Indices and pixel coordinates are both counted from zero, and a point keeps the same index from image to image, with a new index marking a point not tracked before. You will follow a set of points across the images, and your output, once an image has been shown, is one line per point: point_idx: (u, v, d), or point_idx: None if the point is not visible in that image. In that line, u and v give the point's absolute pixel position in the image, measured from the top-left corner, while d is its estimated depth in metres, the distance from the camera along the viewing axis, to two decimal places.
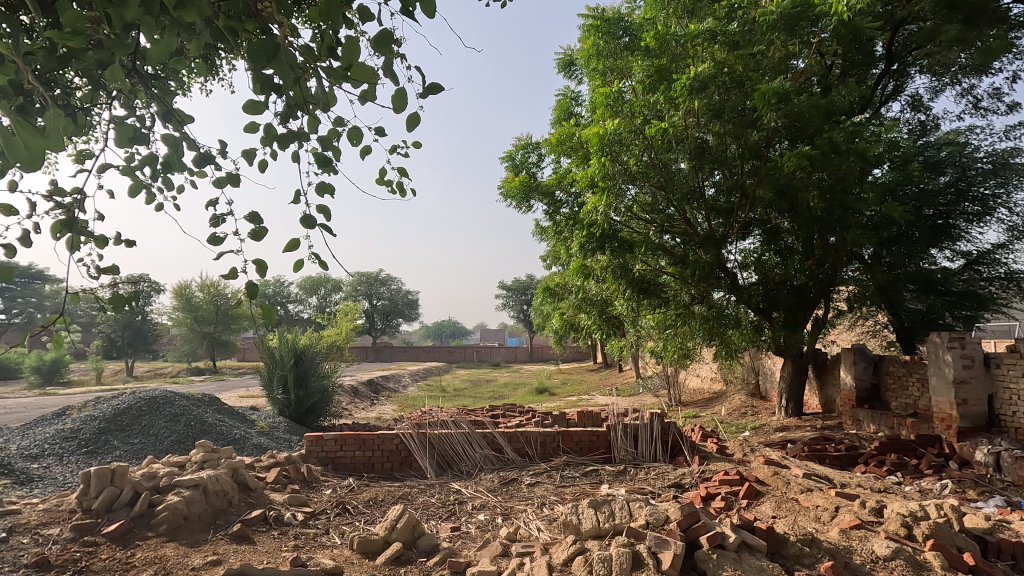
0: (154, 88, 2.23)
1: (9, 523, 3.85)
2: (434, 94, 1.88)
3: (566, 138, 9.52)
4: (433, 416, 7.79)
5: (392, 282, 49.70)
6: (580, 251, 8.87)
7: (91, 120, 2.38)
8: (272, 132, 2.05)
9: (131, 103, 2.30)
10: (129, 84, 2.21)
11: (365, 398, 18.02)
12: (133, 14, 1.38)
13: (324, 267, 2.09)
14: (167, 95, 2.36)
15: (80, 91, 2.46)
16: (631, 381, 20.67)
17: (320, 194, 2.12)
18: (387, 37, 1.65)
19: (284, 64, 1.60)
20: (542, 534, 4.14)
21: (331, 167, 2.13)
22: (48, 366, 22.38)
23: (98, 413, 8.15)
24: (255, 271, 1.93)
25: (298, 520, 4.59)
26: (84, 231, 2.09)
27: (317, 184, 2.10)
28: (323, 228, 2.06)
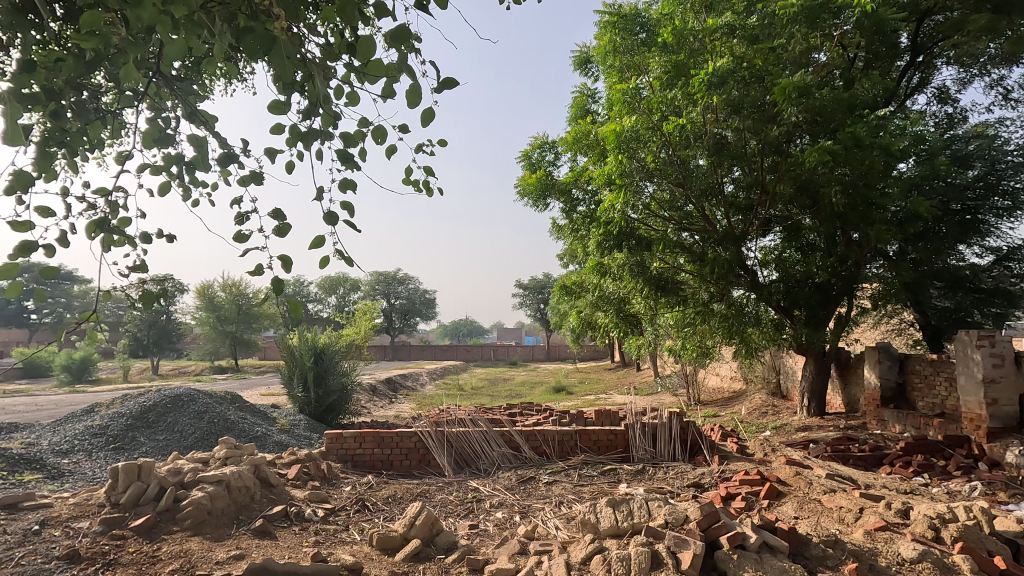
0: (179, 90, 2.28)
1: (42, 516, 3.96)
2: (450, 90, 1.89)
3: (582, 135, 9.51)
4: (451, 414, 7.83)
5: (410, 282, 50.02)
6: (597, 249, 8.83)
7: (121, 123, 2.44)
8: (295, 131, 2.08)
9: (159, 105, 2.35)
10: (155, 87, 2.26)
11: (384, 397, 18.16)
12: (149, 14, 1.41)
13: (348, 262, 2.11)
14: (192, 96, 2.41)
15: (110, 95, 2.53)
16: (649, 381, 20.53)
17: (343, 191, 2.14)
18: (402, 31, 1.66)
19: (284, 58, 1.61)
20: (560, 533, 4.14)
21: (353, 164, 2.15)
22: (77, 365, 22.96)
23: (126, 410, 8.36)
24: (281, 266, 1.97)
25: (319, 516, 4.65)
26: (118, 231, 2.15)
27: (339, 181, 2.12)
28: (346, 223, 2.08)
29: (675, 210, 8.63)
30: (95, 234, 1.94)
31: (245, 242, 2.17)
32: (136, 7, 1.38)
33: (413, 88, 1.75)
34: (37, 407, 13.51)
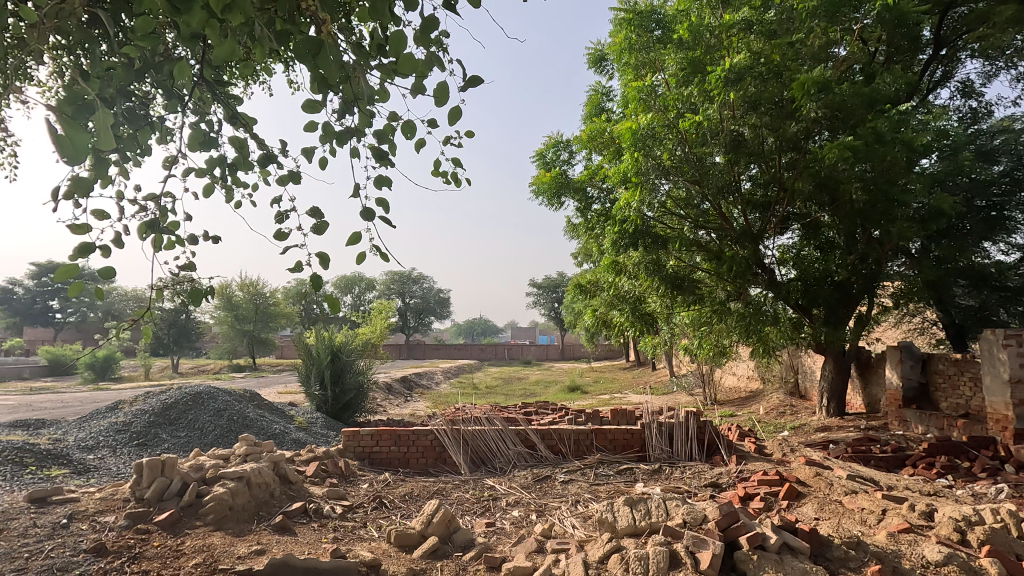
0: (221, 93, 2.33)
1: (69, 510, 4.06)
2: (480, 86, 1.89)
3: (597, 133, 9.50)
4: (467, 412, 7.87)
5: (425, 281, 50.28)
6: (612, 247, 8.80)
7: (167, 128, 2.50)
8: (329, 131, 2.09)
9: (202, 108, 2.40)
10: (199, 91, 2.32)
11: (399, 395, 18.28)
12: (197, 21, 1.42)
13: (384, 259, 2.13)
14: (232, 98, 2.45)
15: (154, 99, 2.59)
16: (665, 380, 20.40)
17: (378, 188, 2.15)
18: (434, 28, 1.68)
19: (330, 62, 1.64)
20: (577, 531, 4.14)
21: (387, 161, 2.16)
22: (100, 363, 23.51)
23: (148, 407, 8.53)
24: (319, 263, 2.00)
25: (337, 513, 4.70)
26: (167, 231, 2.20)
27: (374, 179, 2.12)
28: (383, 220, 2.08)
29: (691, 208, 8.55)
30: (148, 235, 1.98)
31: (286, 240, 2.20)
32: (186, 14, 1.41)
33: (444, 85, 1.76)
34: (63, 403, 13.86)
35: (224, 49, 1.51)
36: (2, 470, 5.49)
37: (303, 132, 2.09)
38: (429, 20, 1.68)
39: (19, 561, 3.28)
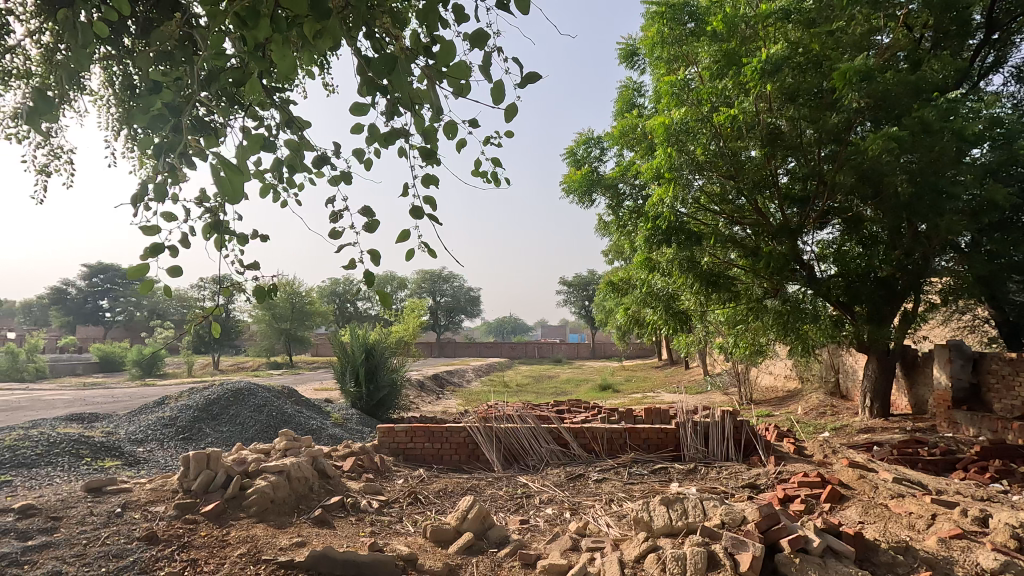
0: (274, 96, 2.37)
1: (122, 500, 4.25)
2: (532, 85, 1.87)
3: (629, 130, 9.44)
4: (499, 410, 7.91)
5: (455, 280, 50.68)
6: (645, 244, 8.70)
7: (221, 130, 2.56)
8: (378, 132, 2.09)
9: (254, 110, 2.45)
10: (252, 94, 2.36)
11: (431, 393, 18.49)
12: (266, 34, 1.45)
13: (434, 255, 2.14)
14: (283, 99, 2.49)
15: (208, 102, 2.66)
16: (699, 379, 20.05)
17: (426, 187, 2.15)
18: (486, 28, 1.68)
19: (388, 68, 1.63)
20: (612, 530, 4.11)
21: (435, 160, 2.15)
22: (147, 360, 24.54)
23: (193, 402, 8.85)
24: (372, 261, 2.02)
25: (374, 507, 4.79)
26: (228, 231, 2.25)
27: (423, 178, 2.12)
28: (432, 218, 2.09)
29: (726, 203, 8.38)
30: (213, 235, 2.04)
31: (339, 239, 2.23)
32: (255, 27, 1.43)
33: (496, 86, 1.77)
34: (113, 399, 14.51)
35: (289, 59, 1.53)
36: (60, 461, 5.79)
37: (352, 133, 2.10)
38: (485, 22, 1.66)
39: (78, 547, 3.45)
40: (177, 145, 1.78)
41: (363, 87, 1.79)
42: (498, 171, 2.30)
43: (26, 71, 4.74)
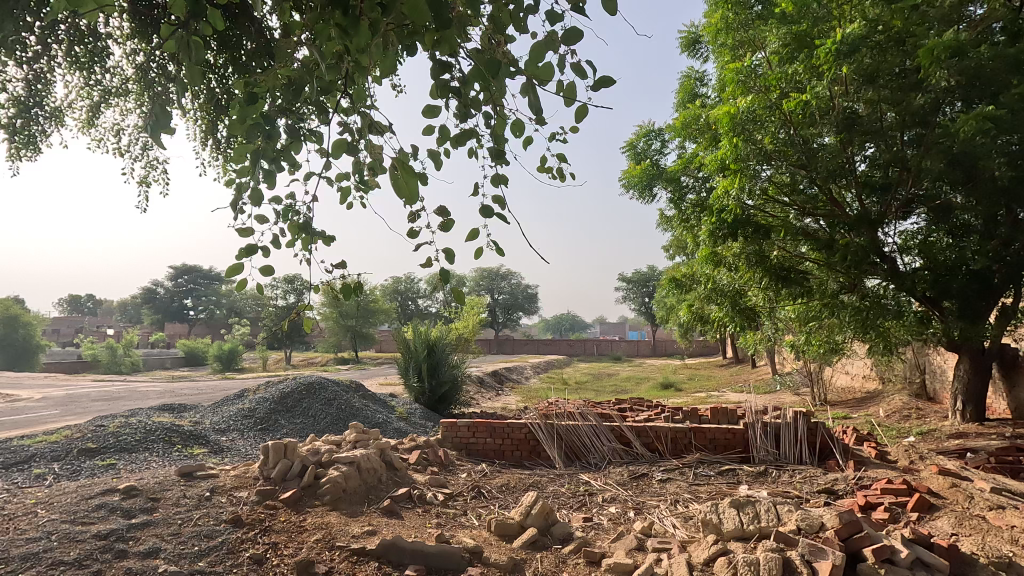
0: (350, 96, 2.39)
1: (211, 484, 4.58)
2: (609, 85, 1.83)
3: (692, 120, 9.16)
4: (560, 407, 7.92)
5: (513, 277, 51.04)
6: (709, 238, 8.41)
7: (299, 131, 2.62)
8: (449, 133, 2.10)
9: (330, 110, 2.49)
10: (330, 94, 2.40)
11: (491, 389, 18.74)
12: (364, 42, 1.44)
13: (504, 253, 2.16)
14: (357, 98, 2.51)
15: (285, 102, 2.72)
16: (768, 377, 19.22)
17: (496, 186, 2.16)
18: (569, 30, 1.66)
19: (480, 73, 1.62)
20: (678, 532, 4.02)
21: (505, 160, 2.16)
22: (227, 354, 26.30)
23: (269, 395, 9.38)
24: (447, 260, 2.07)
25: (439, 500, 4.91)
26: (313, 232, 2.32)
27: (492, 178, 2.13)
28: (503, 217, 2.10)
29: (796, 193, 7.98)
30: (302, 236, 2.12)
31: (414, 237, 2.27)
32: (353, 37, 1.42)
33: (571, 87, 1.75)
34: (200, 390, 15.66)
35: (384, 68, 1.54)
36: (155, 447, 6.30)
37: (424, 135, 2.12)
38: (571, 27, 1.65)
39: (174, 527, 3.74)
40: (266, 155, 1.85)
41: (436, 90, 1.81)
42: (561, 167, 2.31)
43: (125, 90, 5.18)
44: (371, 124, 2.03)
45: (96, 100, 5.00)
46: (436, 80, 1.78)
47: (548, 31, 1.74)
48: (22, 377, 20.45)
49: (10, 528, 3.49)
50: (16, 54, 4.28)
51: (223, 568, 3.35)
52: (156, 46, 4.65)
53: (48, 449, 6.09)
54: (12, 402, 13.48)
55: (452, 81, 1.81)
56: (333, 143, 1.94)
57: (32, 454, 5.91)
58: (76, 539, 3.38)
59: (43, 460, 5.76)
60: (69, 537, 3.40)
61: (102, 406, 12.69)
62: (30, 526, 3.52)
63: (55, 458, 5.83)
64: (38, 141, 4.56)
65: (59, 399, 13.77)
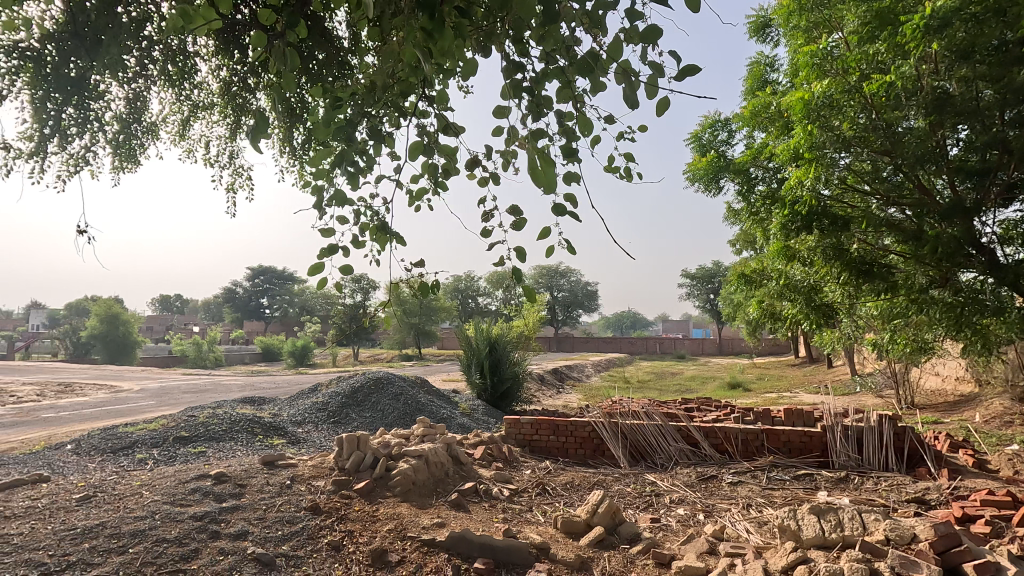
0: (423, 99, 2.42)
1: (291, 473, 4.84)
2: (690, 78, 1.75)
3: (762, 109, 8.80)
4: (624, 406, 7.81)
5: (573, 275, 50.76)
6: (781, 231, 8.09)
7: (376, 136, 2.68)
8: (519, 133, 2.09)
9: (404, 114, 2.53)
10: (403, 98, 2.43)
11: (551, 387, 18.72)
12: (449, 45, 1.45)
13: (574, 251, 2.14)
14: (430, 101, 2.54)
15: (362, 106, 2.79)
16: (846, 378, 18.08)
17: (567, 185, 2.14)
18: (646, 26, 1.62)
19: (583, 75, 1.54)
20: (753, 537, 3.87)
21: (575, 158, 2.13)
22: (299, 350, 27.72)
23: (341, 390, 9.81)
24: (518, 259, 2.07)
25: (505, 495, 4.97)
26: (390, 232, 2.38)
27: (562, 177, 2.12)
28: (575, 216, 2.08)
29: (878, 181, 7.48)
30: (381, 237, 2.19)
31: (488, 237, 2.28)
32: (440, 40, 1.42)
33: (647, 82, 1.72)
34: (277, 385, 16.61)
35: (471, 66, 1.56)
36: (240, 436, 6.74)
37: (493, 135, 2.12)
38: (651, 22, 1.63)
39: (260, 512, 3.99)
40: (348, 160, 1.93)
41: (509, 90, 1.82)
42: (629, 166, 2.27)
43: (211, 104, 5.56)
44: (446, 126, 2.07)
45: (186, 114, 5.40)
46: (510, 80, 1.80)
47: (627, 26, 1.69)
48: (123, 370, 22.42)
49: (120, 506, 3.84)
50: (119, 76, 4.70)
51: (304, 553, 3.54)
52: (238, 62, 4.97)
53: (148, 436, 6.64)
54: (115, 393, 14.80)
55: (523, 80, 1.81)
56: (411, 147, 1.98)
57: (134, 440, 6.46)
58: (176, 518, 3.67)
59: (144, 447, 6.29)
60: (170, 517, 3.69)
61: (191, 398, 13.70)
62: (137, 506, 3.85)
63: (154, 445, 6.35)
64: (138, 154, 4.98)
65: (154, 391, 14.99)
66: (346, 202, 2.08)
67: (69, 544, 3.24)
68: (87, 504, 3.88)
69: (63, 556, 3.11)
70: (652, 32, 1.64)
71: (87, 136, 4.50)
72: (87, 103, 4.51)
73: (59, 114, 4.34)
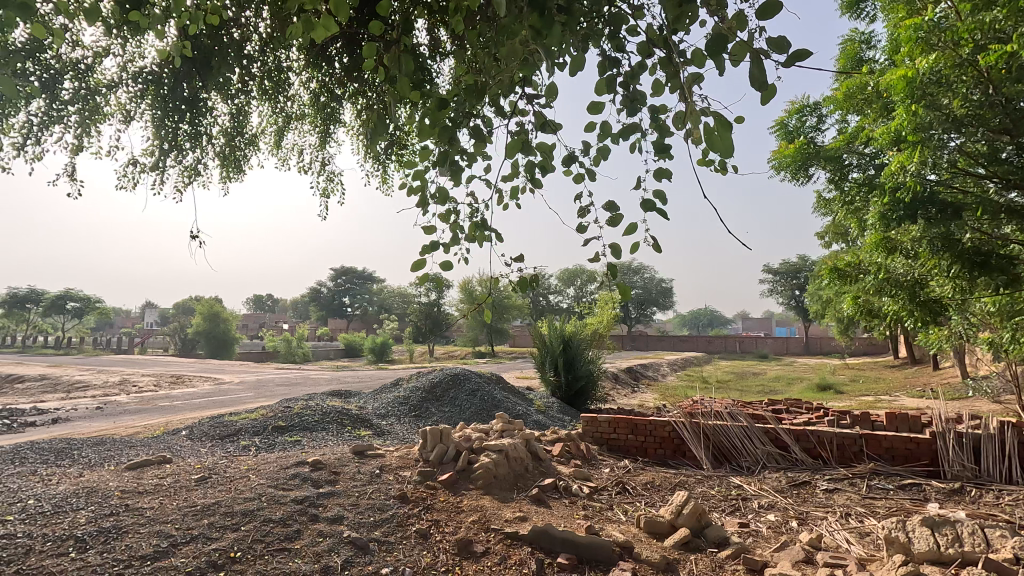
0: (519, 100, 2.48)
1: (380, 463, 5.09)
2: (801, 63, 1.65)
3: (856, 90, 8.25)
4: (706, 406, 7.55)
5: (646, 272, 49.55)
6: (881, 220, 7.75)
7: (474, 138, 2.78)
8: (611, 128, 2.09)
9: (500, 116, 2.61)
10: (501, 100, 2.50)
11: (626, 386, 18.38)
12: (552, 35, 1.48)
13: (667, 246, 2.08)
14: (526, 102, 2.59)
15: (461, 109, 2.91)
16: (957, 381, 16.41)
17: (659, 180, 2.11)
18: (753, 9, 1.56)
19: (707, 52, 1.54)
20: (854, 548, 3.63)
21: (669, 153, 2.09)
22: (379, 347, 28.94)
23: (421, 385, 10.16)
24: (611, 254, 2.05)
25: (585, 492, 4.95)
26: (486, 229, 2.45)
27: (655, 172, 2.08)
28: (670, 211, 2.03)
29: (996, 164, 6.66)
30: (478, 233, 2.25)
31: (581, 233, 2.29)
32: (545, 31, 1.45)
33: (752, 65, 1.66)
34: (359, 379, 17.46)
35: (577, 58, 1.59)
36: (330, 427, 7.15)
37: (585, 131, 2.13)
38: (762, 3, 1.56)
39: (353, 498, 4.22)
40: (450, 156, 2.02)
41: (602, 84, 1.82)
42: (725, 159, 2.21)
43: (302, 115, 5.92)
44: (542, 123, 2.11)
45: (281, 125, 5.78)
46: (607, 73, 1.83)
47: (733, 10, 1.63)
48: (224, 364, 24.42)
49: (232, 487, 4.20)
50: (225, 93, 5.12)
51: (395, 538, 3.71)
52: (326, 73, 5.27)
53: (250, 424, 7.20)
54: (218, 385, 16.14)
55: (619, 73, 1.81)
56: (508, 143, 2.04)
57: (239, 428, 7.03)
58: (280, 501, 3.96)
59: (247, 434, 6.82)
60: (275, 499, 3.99)
61: (284, 390, 14.70)
62: (246, 488, 4.20)
63: (256, 432, 6.88)
64: (242, 166, 5.38)
65: (252, 383, 16.21)
66: (448, 199, 2.19)
67: (191, 519, 3.58)
68: (204, 484, 4.27)
69: (187, 529, 3.45)
70: (765, 9, 1.58)
71: (199, 150, 4.93)
72: (199, 120, 4.93)
73: (176, 131, 4.78)
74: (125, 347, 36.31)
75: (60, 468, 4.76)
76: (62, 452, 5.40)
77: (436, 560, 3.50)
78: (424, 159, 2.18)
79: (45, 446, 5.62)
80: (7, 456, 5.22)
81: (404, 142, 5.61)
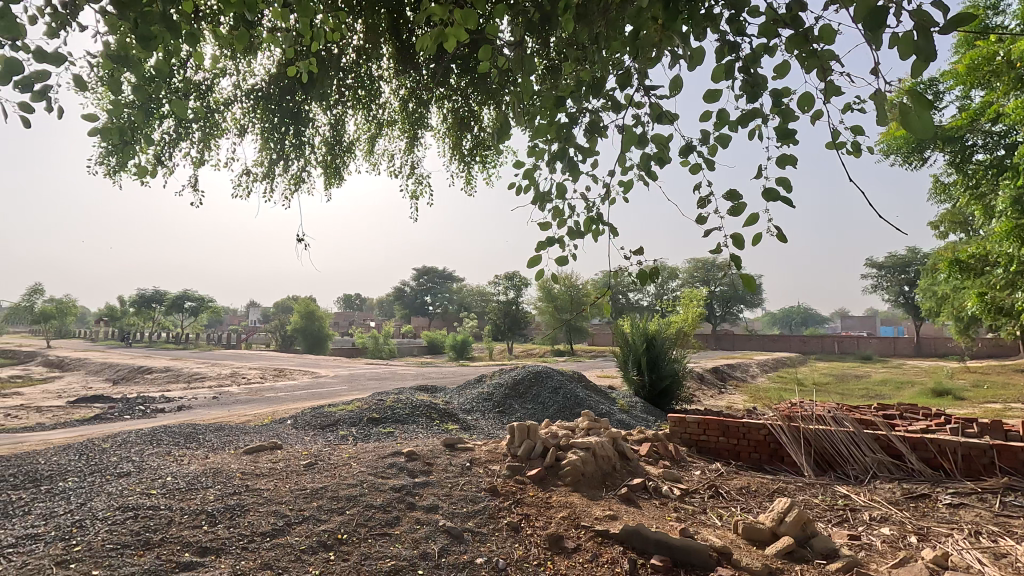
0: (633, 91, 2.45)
1: (470, 456, 5.23)
2: (960, 27, 1.50)
3: (983, 62, 7.41)
4: (806, 409, 7.08)
5: (732, 268, 47.27)
6: (1009, 206, 7.13)
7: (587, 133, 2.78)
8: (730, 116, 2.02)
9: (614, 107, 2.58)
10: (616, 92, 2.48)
11: (713, 387, 17.62)
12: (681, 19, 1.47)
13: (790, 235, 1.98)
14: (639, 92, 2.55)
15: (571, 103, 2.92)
16: None
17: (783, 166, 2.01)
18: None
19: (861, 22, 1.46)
20: (988, 570, 3.27)
21: (793, 137, 1.98)
22: (459, 345, 29.67)
23: (504, 381, 10.32)
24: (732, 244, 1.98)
25: (676, 494, 4.82)
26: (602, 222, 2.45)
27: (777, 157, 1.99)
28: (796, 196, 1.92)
29: None
30: (595, 227, 2.27)
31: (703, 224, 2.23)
32: None
33: (905, 42, 1.50)
34: (443, 375, 18.03)
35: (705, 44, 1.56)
36: (420, 420, 7.45)
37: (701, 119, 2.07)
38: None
39: (446, 489, 4.37)
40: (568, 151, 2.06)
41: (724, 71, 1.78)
42: (857, 140, 2.06)
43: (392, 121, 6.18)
44: (660, 114, 2.08)
45: (374, 131, 6.07)
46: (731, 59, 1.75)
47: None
48: (319, 359, 26.11)
49: (336, 474, 4.49)
50: (324, 105, 5.46)
51: (488, 530, 3.80)
52: (415, 80, 5.46)
53: (348, 415, 7.64)
54: (316, 378, 17.27)
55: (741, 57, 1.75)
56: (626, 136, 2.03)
57: (338, 418, 7.49)
58: (379, 488, 4.18)
59: (345, 425, 7.25)
60: (375, 486, 4.21)
61: (374, 384, 15.47)
62: (349, 474, 4.47)
63: (353, 423, 7.30)
64: (341, 172, 5.70)
65: (345, 377, 17.21)
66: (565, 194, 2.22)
67: (303, 501, 3.87)
68: (311, 469, 4.59)
69: (299, 511, 3.73)
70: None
71: (303, 159, 5.30)
72: (302, 131, 5.28)
73: (283, 142, 5.16)
74: (233, 343, 39.75)
75: (189, 449, 5.31)
76: (189, 435, 6.02)
77: (528, 553, 3.54)
78: (542, 156, 2.23)
79: (175, 430, 6.28)
80: (146, 437, 5.89)
81: (490, 143, 5.73)
